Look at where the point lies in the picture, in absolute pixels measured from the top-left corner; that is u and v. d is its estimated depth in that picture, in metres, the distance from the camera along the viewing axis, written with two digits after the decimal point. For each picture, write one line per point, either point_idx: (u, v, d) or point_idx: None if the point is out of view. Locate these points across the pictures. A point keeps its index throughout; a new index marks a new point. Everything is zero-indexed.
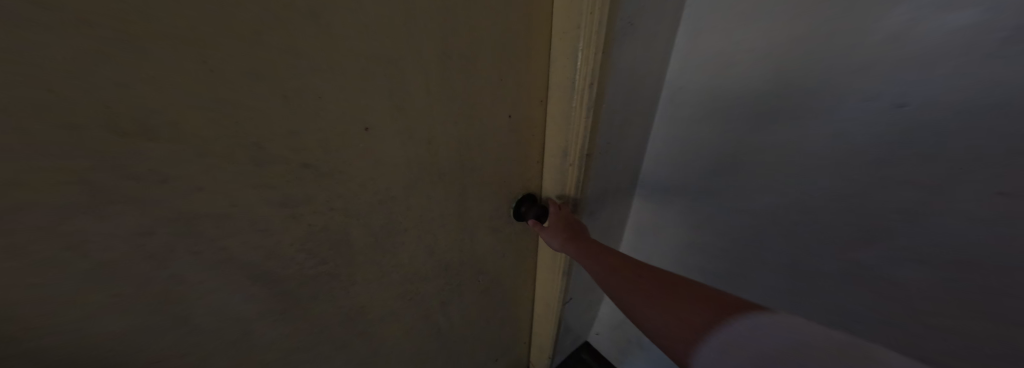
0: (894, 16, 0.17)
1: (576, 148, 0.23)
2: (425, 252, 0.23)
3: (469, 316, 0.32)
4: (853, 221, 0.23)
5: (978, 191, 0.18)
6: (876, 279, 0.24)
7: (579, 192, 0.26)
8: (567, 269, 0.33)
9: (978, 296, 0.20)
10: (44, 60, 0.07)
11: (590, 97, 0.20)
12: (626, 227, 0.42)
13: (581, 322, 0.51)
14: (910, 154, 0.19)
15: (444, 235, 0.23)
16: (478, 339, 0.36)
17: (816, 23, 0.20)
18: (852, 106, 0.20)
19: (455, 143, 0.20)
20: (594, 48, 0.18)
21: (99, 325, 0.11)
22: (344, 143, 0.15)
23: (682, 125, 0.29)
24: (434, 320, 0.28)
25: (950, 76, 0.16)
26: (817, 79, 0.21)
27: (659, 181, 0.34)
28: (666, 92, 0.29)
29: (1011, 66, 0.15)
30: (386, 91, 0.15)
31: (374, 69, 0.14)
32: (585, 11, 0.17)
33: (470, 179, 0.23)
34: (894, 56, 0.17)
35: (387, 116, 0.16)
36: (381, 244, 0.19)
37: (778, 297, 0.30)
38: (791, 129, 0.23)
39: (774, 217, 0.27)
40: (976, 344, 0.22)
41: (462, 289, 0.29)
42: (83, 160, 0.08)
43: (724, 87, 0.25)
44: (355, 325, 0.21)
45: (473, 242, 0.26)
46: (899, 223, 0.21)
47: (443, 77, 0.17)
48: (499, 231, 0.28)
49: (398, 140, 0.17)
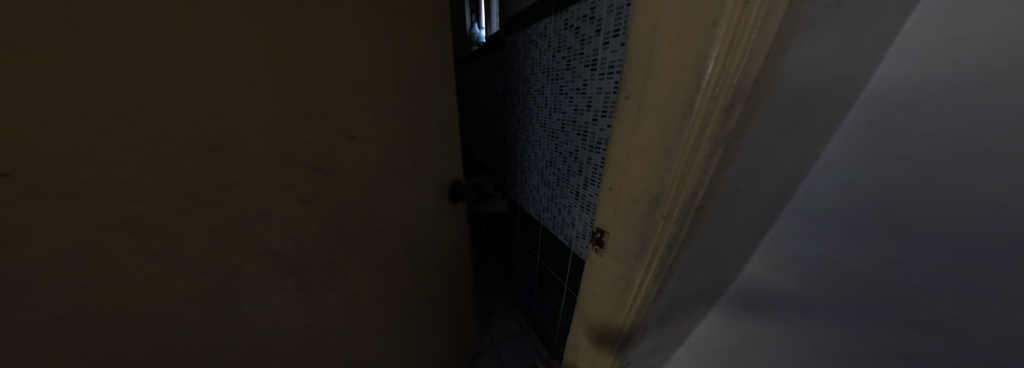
0: (997, 22, 0.26)
1: (691, 155, 0.32)
2: (352, 191, 0.54)
3: (378, 235, 0.62)
4: (991, 252, 0.31)
5: (995, 238, 0.30)
6: (952, 319, 0.35)
7: (682, 229, 0.37)
8: (621, 265, 0.47)
9: (990, 328, 0.33)
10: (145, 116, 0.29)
11: (714, 126, 0.29)
12: (731, 292, 0.55)
13: (678, 335, 0.59)
14: (984, 159, 0.29)
15: (319, 186, 0.49)
16: (401, 263, 0.69)
17: (1003, 39, 0.25)
18: (979, 108, 0.28)
19: (401, 149, 0.60)
20: (729, 51, 0.26)
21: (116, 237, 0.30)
22: (315, 135, 0.46)
23: (765, 212, 0.43)
24: (364, 235, 0.59)
25: (1002, 117, 0.27)
26: (995, 97, 0.27)
27: (781, 247, 0.48)
28: (869, 86, 0.35)
29: (1009, 118, 0.26)
30: (363, 121, 0.52)
31: (315, 104, 0.45)
32: (739, 18, 0.25)
33: (402, 158, 0.61)
34: (1010, 90, 0.26)
35: (354, 129, 0.51)
36: (328, 183, 0.50)
37: (898, 333, 0.40)
38: (1000, 97, 0.27)
39: (971, 244, 0.32)
40: (969, 347, 0.35)
41: (392, 215, 0.64)
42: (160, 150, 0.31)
43: (952, 70, 0.29)
44: (313, 225, 0.50)
45: (340, 201, 0.53)
46: (977, 262, 0.32)
47: (319, 105, 0.45)
48: (401, 191, 0.63)
49: (363, 139, 0.53)
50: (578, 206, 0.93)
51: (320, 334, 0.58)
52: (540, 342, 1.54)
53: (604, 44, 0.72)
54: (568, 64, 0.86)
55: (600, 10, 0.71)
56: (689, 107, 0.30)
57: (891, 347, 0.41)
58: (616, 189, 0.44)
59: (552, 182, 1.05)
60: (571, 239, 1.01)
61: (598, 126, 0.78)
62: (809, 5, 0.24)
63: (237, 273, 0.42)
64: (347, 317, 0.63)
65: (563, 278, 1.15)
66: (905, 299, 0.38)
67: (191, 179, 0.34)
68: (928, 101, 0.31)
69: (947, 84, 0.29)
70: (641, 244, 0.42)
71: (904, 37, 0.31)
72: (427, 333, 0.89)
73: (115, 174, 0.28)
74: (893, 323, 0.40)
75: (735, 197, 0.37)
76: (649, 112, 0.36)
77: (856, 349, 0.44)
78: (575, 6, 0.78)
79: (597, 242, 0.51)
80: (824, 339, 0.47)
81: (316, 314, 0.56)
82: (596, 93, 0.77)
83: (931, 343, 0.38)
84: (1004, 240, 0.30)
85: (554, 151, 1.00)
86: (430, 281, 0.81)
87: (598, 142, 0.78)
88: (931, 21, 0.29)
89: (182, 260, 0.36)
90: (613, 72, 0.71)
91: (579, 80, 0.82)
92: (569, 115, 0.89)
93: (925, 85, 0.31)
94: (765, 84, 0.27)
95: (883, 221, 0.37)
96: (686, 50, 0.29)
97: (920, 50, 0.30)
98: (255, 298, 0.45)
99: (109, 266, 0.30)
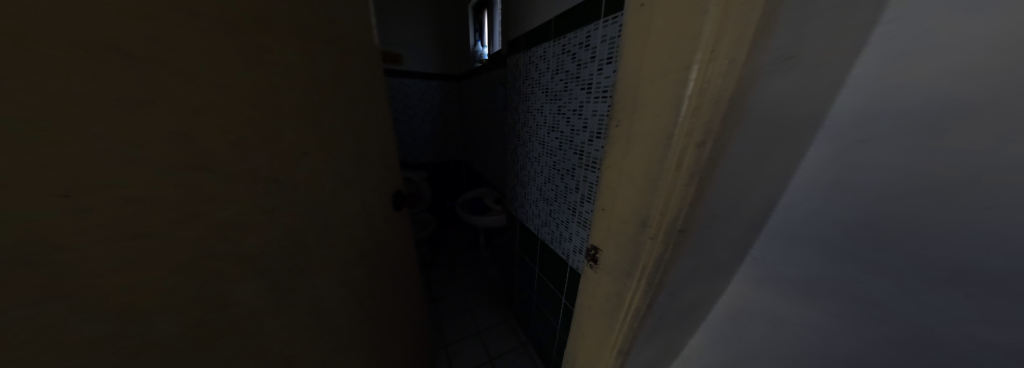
0: (932, 72, 0.30)
1: (675, 181, 0.35)
2: (310, 195, 0.60)
3: (334, 236, 0.68)
4: (952, 270, 0.34)
5: (955, 258, 0.34)
6: (924, 334, 0.38)
7: (667, 250, 0.40)
8: (620, 285, 0.48)
9: (957, 341, 0.36)
10: (140, 133, 0.33)
11: (694, 155, 0.33)
12: (720, 308, 0.57)
13: (673, 350, 0.60)
14: (935, 188, 0.33)
15: (284, 192, 0.54)
16: (354, 264, 0.75)
17: (942, 86, 0.30)
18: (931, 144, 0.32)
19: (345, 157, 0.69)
20: (703, 91, 0.30)
21: (109, 240, 0.33)
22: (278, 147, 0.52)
23: (746, 232, 0.46)
24: (322, 237, 0.64)
25: (951, 152, 0.31)
26: (942, 134, 0.31)
27: (761, 266, 0.50)
28: (826, 123, 0.38)
29: (958, 153, 0.31)
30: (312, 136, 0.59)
31: (276, 123, 0.52)
32: (709, 66, 0.29)
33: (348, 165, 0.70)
34: (957, 128, 0.30)
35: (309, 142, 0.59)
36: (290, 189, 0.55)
37: (873, 349, 0.43)
38: (948, 134, 0.31)
39: (937, 265, 0.35)
40: (938, 357, 0.38)
41: (345, 219, 0.71)
42: (152, 164, 0.35)
43: (901, 111, 0.33)
44: (281, 229, 0.54)
45: (300, 204, 0.58)
46: (939, 281, 0.35)
47: (278, 123, 0.52)
48: (353, 197, 0.72)
49: (317, 150, 0.61)
50: (576, 222, 0.95)
51: (294, 341, 0.59)
52: (540, 357, 1.52)
53: (598, 70, 0.77)
54: (565, 86, 0.91)
55: (595, 39, 0.77)
56: (668, 139, 0.34)
57: (866, 362, 0.44)
58: (608, 210, 0.47)
59: (551, 197, 1.09)
60: (569, 255, 1.03)
61: (594, 146, 0.82)
62: (766, 55, 0.28)
63: (219, 277, 0.44)
64: (316, 321, 0.65)
65: (561, 292, 1.16)
66: (876, 316, 0.41)
67: (177, 190, 0.38)
68: (880, 138, 0.35)
69: (896, 123, 0.33)
70: (631, 263, 0.44)
71: (851, 81, 0.35)
72: (386, 335, 0.92)
73: (108, 183, 0.32)
74: (868, 339, 0.43)
75: (716, 218, 0.40)
76: (636, 141, 0.39)
77: (834, 362, 0.47)
78: (572, 34, 0.84)
79: (592, 259, 0.54)
80: (806, 355, 0.49)
81: (290, 319, 0.58)
82: (591, 115, 0.82)
83: (904, 358, 0.41)
84: (964, 259, 0.33)
85: (552, 168, 1.04)
86: (381, 279, 0.87)
87: (594, 161, 0.82)
88: (871, 67, 0.34)
89: (172, 263, 0.38)
90: (608, 96, 0.76)
91: (575, 102, 0.87)
92: (566, 134, 0.94)
93: (876, 122, 0.34)
94: (732, 121, 0.31)
95: (850, 244, 0.40)
96: (666, 88, 0.33)
97: (861, 92, 0.35)
98: (238, 302, 0.48)
99: (116, 268, 0.33)
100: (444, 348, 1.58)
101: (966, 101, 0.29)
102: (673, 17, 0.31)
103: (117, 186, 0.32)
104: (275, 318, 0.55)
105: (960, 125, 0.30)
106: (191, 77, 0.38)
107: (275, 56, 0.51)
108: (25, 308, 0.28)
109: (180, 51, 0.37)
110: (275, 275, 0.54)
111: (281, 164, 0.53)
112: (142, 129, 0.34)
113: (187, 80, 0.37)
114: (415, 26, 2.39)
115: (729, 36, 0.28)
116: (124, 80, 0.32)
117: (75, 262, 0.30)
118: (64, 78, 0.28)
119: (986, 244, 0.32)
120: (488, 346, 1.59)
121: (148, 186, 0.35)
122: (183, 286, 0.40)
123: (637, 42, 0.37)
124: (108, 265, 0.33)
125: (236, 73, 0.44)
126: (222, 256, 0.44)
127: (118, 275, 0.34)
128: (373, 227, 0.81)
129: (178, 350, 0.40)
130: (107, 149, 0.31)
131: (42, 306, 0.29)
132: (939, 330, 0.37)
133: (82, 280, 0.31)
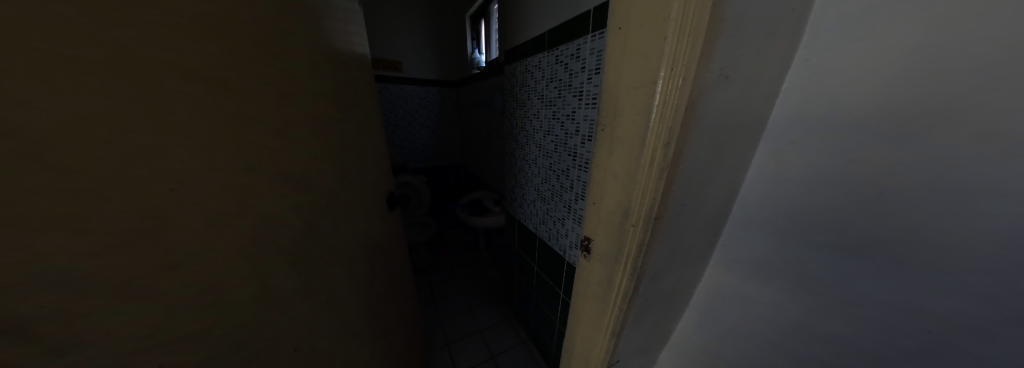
0: (839, 86, 0.38)
1: (648, 175, 0.42)
2: (321, 196, 0.67)
3: (342, 234, 0.75)
4: (868, 250, 0.40)
5: (867, 240, 0.39)
6: (851, 311, 0.43)
7: (647, 235, 0.47)
8: (608, 270, 0.55)
9: (878, 316, 0.41)
10: (184, 144, 0.40)
11: (664, 154, 0.40)
12: (699, 291, 0.63)
13: (661, 331, 0.66)
14: (849, 179, 0.39)
15: (301, 194, 0.61)
16: (359, 260, 0.81)
17: (846, 97, 0.37)
18: (840, 144, 0.39)
19: (346, 161, 0.77)
20: (667, 103, 0.37)
21: (165, 232, 0.39)
22: (294, 153, 0.60)
23: (713, 220, 0.53)
24: (332, 235, 0.71)
25: (853, 150, 0.38)
26: (847, 135, 0.38)
27: (729, 251, 0.57)
28: (770, 127, 0.46)
29: (860, 150, 0.37)
30: (319, 143, 0.67)
31: (290, 132, 0.59)
32: (670, 83, 0.36)
33: (351, 169, 0.78)
34: (858, 132, 0.37)
35: (318, 149, 0.67)
36: (306, 191, 0.62)
37: (817, 326, 0.47)
38: (852, 136, 0.38)
39: (859, 246, 0.40)
40: (872, 337, 0.42)
41: (351, 218, 0.78)
42: (194, 168, 0.42)
43: (819, 117, 0.40)
44: (301, 227, 0.61)
45: (315, 205, 0.65)
46: (860, 258, 0.41)
47: (293, 133, 0.60)
48: (355, 198, 0.80)
49: (325, 156, 0.69)
50: (571, 219, 1.03)
51: (311, 330, 0.65)
52: (539, 352, 1.56)
53: (587, 79, 0.85)
54: (558, 94, 0.99)
55: (585, 52, 0.85)
56: (642, 140, 0.41)
57: (814, 338, 0.48)
58: (598, 204, 0.54)
59: (547, 197, 1.15)
60: (565, 250, 1.10)
61: (585, 148, 0.90)
62: (710, 73, 0.36)
63: (250, 268, 0.51)
64: (331, 312, 0.71)
65: (559, 286, 1.21)
66: (815, 291, 0.46)
67: (213, 190, 0.44)
68: (806, 138, 0.42)
69: (817, 126, 0.41)
70: (618, 249, 0.51)
71: (786, 92, 0.43)
72: (388, 329, 0.98)
73: (165, 185, 0.38)
74: (811, 316, 0.48)
75: (683, 208, 0.47)
76: (618, 142, 0.46)
77: (792, 340, 0.51)
78: (564, 46, 0.93)
79: (585, 249, 0.60)
80: (767, 332, 0.54)
81: (307, 310, 0.64)
82: (583, 120, 0.90)
83: (843, 336, 0.45)
84: (877, 241, 0.38)
85: (548, 169, 1.12)
86: (381, 275, 0.94)
87: (586, 162, 0.90)
88: (798, 81, 0.42)
89: (210, 253, 0.44)
90: (597, 102, 0.85)
91: (569, 107, 0.95)
92: (560, 137, 1.01)
93: (804, 126, 0.42)
94: (687, 126, 0.38)
95: (793, 228, 0.47)
96: (640, 99, 0.40)
97: (792, 100, 0.43)
98: (263, 292, 0.54)
99: (166, 257, 0.39)
100: (446, 346, 1.62)
101: (862, 109, 0.36)
102: (643, 42, 0.39)
103: (169, 186, 0.39)
104: (295, 309, 0.61)
105: (859, 129, 0.37)
106: (217, 95, 0.45)
107: (286, 75, 0.59)
108: (102, 286, 0.34)
109: (208, 73, 0.44)
110: (300, 264, 0.61)
111: (299, 169, 0.61)
112: (186, 140, 0.41)
113: (214, 97, 0.44)
114: (416, 35, 2.47)
115: (682, 59, 0.35)
116: (165, 99, 0.38)
117: (136, 250, 0.36)
118: (131, 98, 0.35)
119: (881, 225, 0.38)
120: (488, 344, 1.64)
121: (192, 188, 0.42)
122: (219, 275, 0.46)
123: (616, 61, 0.44)
124: (162, 254, 0.39)
125: (253, 90, 0.51)
126: (254, 246, 0.51)
127: (168, 263, 0.40)
128: (372, 225, 0.88)
129: (215, 330, 0.46)
130: (163, 157, 0.38)
131: (113, 287, 0.35)
132: (866, 306, 0.41)
133: (144, 267, 0.37)
